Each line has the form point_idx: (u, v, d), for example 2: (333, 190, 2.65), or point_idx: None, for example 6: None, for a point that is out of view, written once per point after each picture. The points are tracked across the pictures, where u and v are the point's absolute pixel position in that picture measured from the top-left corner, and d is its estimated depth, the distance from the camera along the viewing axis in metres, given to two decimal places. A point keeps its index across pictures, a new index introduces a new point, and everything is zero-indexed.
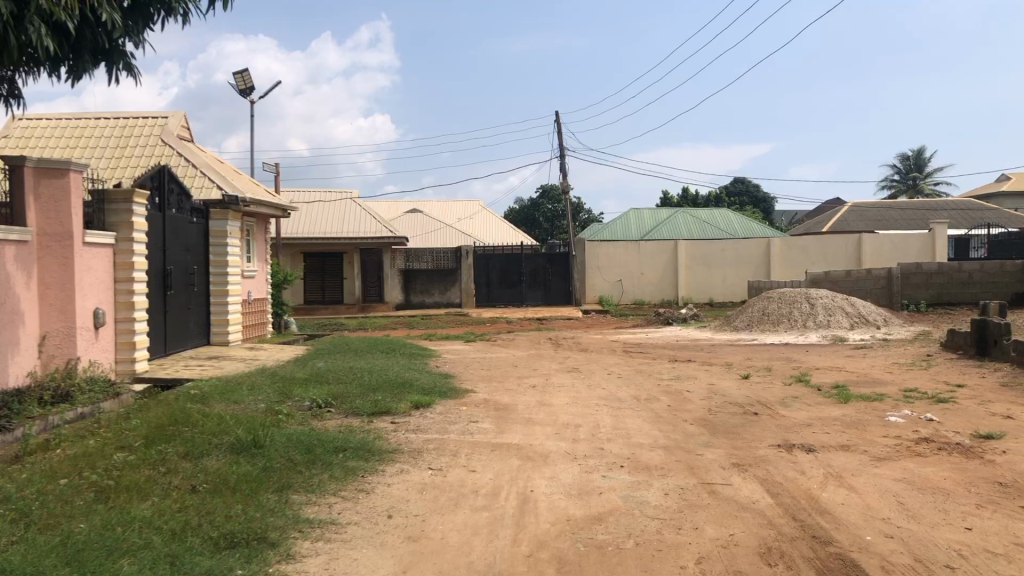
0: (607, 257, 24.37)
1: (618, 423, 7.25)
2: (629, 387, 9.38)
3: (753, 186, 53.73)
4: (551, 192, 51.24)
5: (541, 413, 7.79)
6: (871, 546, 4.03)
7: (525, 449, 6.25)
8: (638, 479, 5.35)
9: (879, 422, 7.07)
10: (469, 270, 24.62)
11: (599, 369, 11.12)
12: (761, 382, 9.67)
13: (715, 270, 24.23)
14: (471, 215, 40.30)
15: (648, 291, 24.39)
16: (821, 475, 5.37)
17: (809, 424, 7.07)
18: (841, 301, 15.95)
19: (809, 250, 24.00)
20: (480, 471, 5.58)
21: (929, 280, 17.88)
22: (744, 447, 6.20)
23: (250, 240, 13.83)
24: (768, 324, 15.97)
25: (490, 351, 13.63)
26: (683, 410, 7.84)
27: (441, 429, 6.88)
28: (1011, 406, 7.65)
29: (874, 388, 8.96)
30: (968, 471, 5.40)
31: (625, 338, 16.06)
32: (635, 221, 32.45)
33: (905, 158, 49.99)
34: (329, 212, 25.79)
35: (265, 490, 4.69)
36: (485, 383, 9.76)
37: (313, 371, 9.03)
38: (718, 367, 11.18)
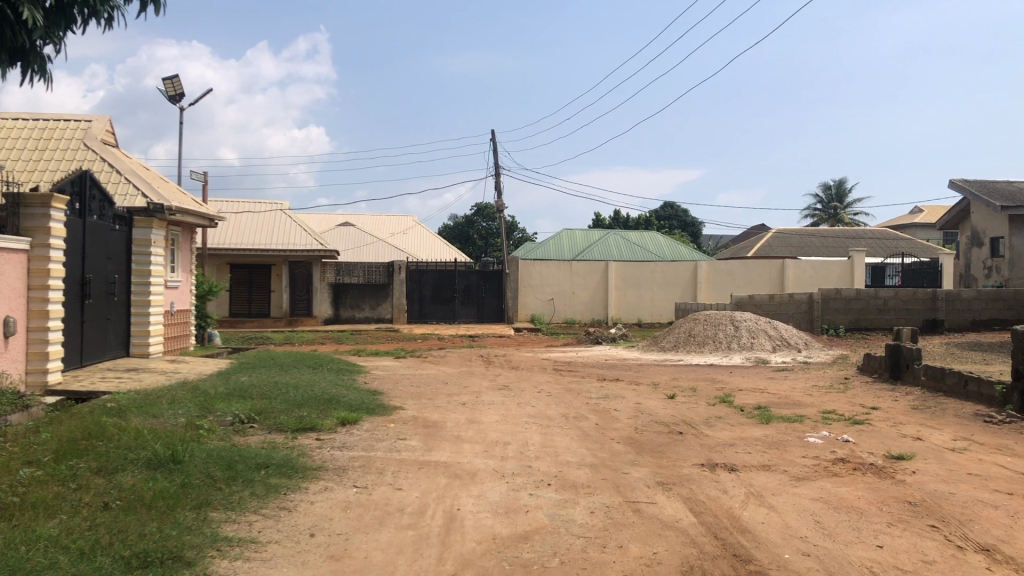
0: (540, 276, 24.45)
1: (547, 441, 7.28)
2: (559, 405, 9.44)
3: (683, 211, 54.94)
4: (486, 209, 51.40)
5: (470, 431, 7.75)
6: (789, 564, 4.13)
7: (453, 467, 6.21)
8: (564, 497, 5.37)
9: (798, 443, 7.27)
10: (401, 285, 24.42)
11: (529, 388, 11.15)
12: (686, 402, 9.85)
13: (644, 290, 24.65)
14: (405, 230, 40.09)
15: (580, 311, 24.59)
16: (742, 494, 5.48)
17: (732, 444, 7.23)
18: (764, 325, 16.40)
19: (735, 273, 24.63)
20: (405, 489, 5.52)
21: (848, 306, 18.47)
22: (669, 466, 6.30)
23: (174, 250, 13.45)
24: (694, 345, 16.29)
25: (420, 368, 13.54)
26: (610, 429, 7.93)
27: (367, 446, 6.79)
28: (921, 428, 7.97)
29: (794, 410, 9.21)
30: (880, 491, 5.60)
31: (555, 357, 16.16)
32: (567, 241, 32.72)
33: (827, 188, 51.85)
34: (258, 223, 25.29)
35: (182, 507, 4.54)
36: (414, 400, 9.68)
37: (237, 386, 8.80)
38: (645, 387, 11.31)
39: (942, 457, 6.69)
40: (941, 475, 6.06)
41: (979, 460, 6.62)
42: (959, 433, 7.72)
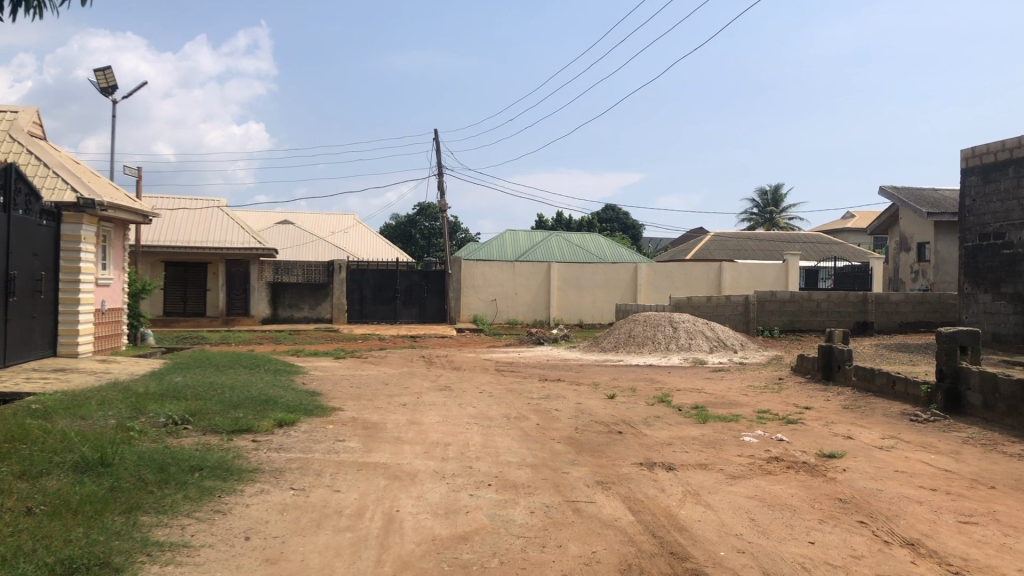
0: (483, 276, 24.45)
1: (487, 441, 7.28)
2: (500, 406, 9.44)
3: (624, 214, 55.57)
4: (428, 209, 51.18)
5: (410, 432, 7.70)
6: (724, 562, 4.20)
7: (393, 468, 6.16)
8: (505, 497, 5.37)
9: (734, 442, 7.41)
10: (341, 285, 24.15)
11: (471, 388, 11.12)
12: (626, 402, 9.96)
13: (586, 291, 24.86)
14: (346, 228, 39.65)
15: (523, 312, 24.65)
16: (679, 493, 5.56)
17: (670, 443, 7.34)
18: (702, 326, 16.69)
19: (673, 275, 25.01)
20: (344, 491, 5.45)
21: (783, 308, 18.91)
22: (608, 466, 6.36)
23: (105, 247, 13.04)
24: (634, 346, 16.49)
25: (360, 368, 13.41)
26: (551, 429, 7.96)
27: (305, 448, 6.68)
28: (852, 427, 8.20)
29: (731, 409, 9.39)
30: (812, 488, 5.74)
31: (497, 357, 16.15)
32: (510, 242, 32.77)
33: (763, 193, 53.03)
34: (194, 221, 24.71)
35: (110, 511, 4.40)
36: (354, 401, 9.56)
37: (170, 386, 8.58)
38: (586, 387, 11.40)
39: (870, 455, 6.90)
40: (869, 473, 6.25)
41: (906, 457, 6.84)
42: (887, 432, 7.97)
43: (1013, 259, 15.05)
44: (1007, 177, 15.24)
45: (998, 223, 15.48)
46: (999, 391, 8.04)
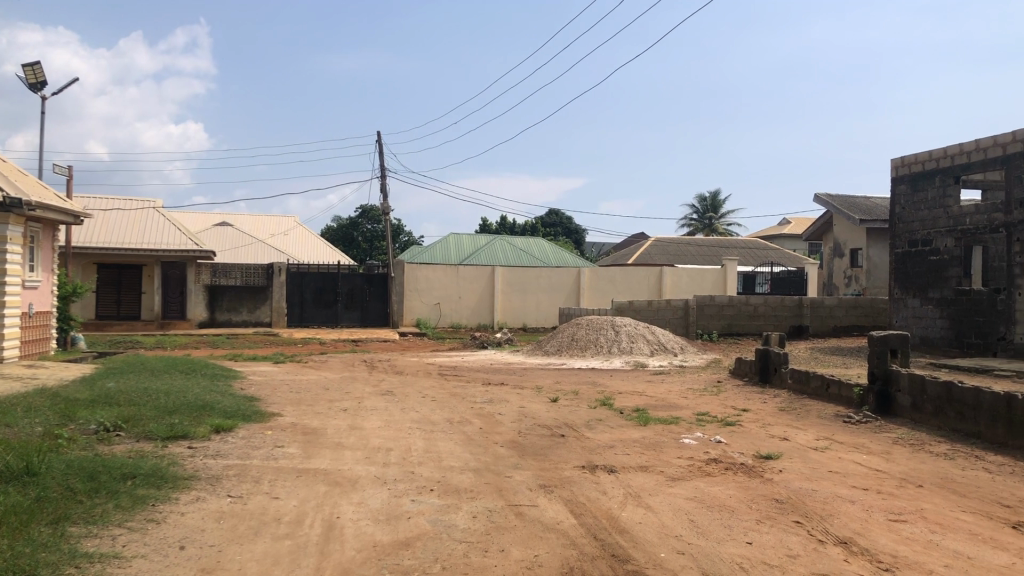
0: (426, 280, 24.33)
1: (430, 446, 7.23)
2: (443, 410, 9.40)
3: (567, 218, 56.00)
4: (370, 211, 50.79)
5: (352, 437, 7.61)
6: (664, 563, 4.25)
7: (333, 474, 6.08)
8: (447, 502, 5.34)
9: (674, 444, 7.51)
10: (281, 288, 23.65)
11: (413, 393, 11.04)
12: (568, 405, 10.02)
13: (530, 295, 24.96)
14: (286, 230, 39.09)
15: (466, 315, 24.61)
16: (621, 495, 5.61)
17: (612, 446, 7.40)
18: (643, 330, 16.90)
19: (616, 280, 25.32)
20: (283, 498, 5.35)
21: (721, 312, 19.24)
22: (551, 469, 6.38)
23: (34, 249, 12.60)
24: (577, 349, 16.60)
25: (300, 373, 13.20)
26: (494, 433, 7.95)
27: (243, 455, 6.54)
28: (787, 429, 8.38)
29: (671, 412, 9.52)
30: (750, 489, 5.84)
31: (440, 361, 16.09)
32: (453, 245, 32.66)
33: (702, 199, 53.98)
34: (128, 222, 24.03)
35: (36, 522, 4.24)
36: (294, 406, 9.41)
37: (102, 392, 8.31)
38: (529, 390, 11.43)
39: (805, 456, 7.06)
40: (805, 473, 6.40)
41: (840, 458, 7.01)
42: (821, 433, 8.18)
43: (939, 265, 15.60)
44: (935, 185, 15.79)
45: (925, 230, 16.02)
46: (927, 393, 8.31)
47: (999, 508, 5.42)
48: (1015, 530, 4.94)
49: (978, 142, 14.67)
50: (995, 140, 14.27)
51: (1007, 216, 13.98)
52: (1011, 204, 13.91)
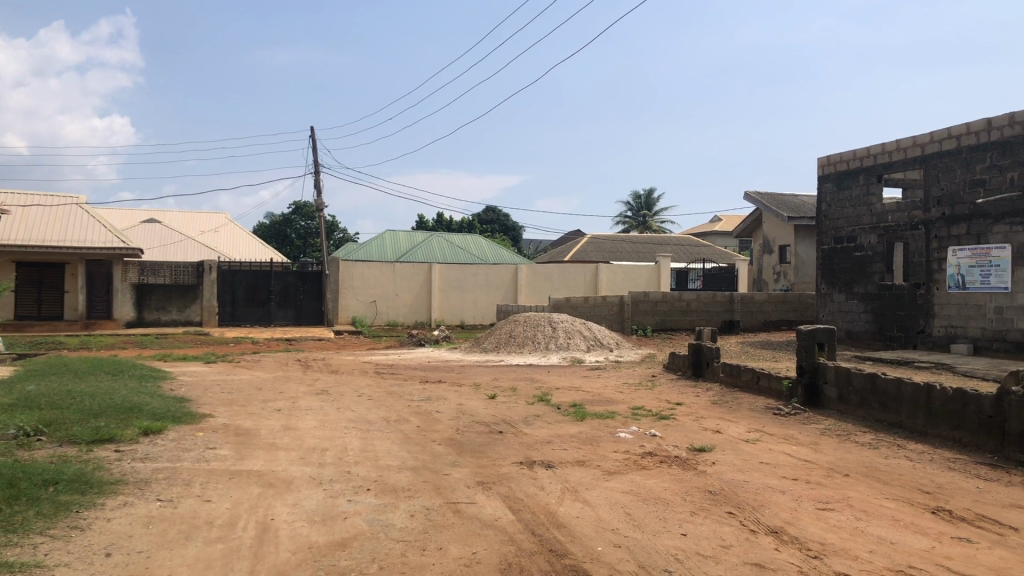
0: (362, 277, 24.07)
1: (366, 445, 7.15)
2: (380, 409, 9.32)
3: (503, 215, 56.10)
4: (304, 208, 50.03)
5: (285, 437, 7.48)
6: (601, 556, 4.29)
7: (267, 476, 5.96)
8: (384, 501, 5.30)
9: (610, 438, 7.59)
10: (212, 286, 23.16)
11: (349, 392, 10.92)
12: (505, 402, 10.04)
13: (467, 292, 24.94)
14: (217, 227, 38.19)
15: (402, 313, 24.43)
16: (559, 490, 5.65)
17: (549, 441, 7.44)
18: (579, 326, 17.05)
19: (552, 277, 25.46)
20: (215, 501, 5.23)
21: (655, 308, 19.50)
22: (489, 466, 6.38)
23: None
24: (514, 346, 16.64)
25: (232, 373, 12.92)
26: (431, 431, 7.91)
27: (173, 457, 6.38)
28: (720, 422, 8.56)
29: (606, 407, 9.62)
30: (684, 481, 5.95)
31: (376, 359, 15.95)
32: (389, 242, 32.39)
33: (636, 196, 54.68)
34: (50, 218, 23.14)
35: None
36: (225, 407, 9.19)
37: (22, 395, 7.99)
38: (467, 387, 11.41)
39: (737, 448, 7.22)
40: (737, 465, 6.54)
41: (770, 450, 7.19)
42: (752, 426, 8.37)
43: (863, 261, 16.13)
44: (859, 184, 16.32)
45: (850, 227, 16.55)
46: (853, 385, 8.59)
47: (919, 494, 5.64)
48: (934, 515, 5.14)
49: (898, 142, 15.21)
50: (914, 140, 14.81)
51: (925, 213, 14.54)
52: (929, 202, 14.48)
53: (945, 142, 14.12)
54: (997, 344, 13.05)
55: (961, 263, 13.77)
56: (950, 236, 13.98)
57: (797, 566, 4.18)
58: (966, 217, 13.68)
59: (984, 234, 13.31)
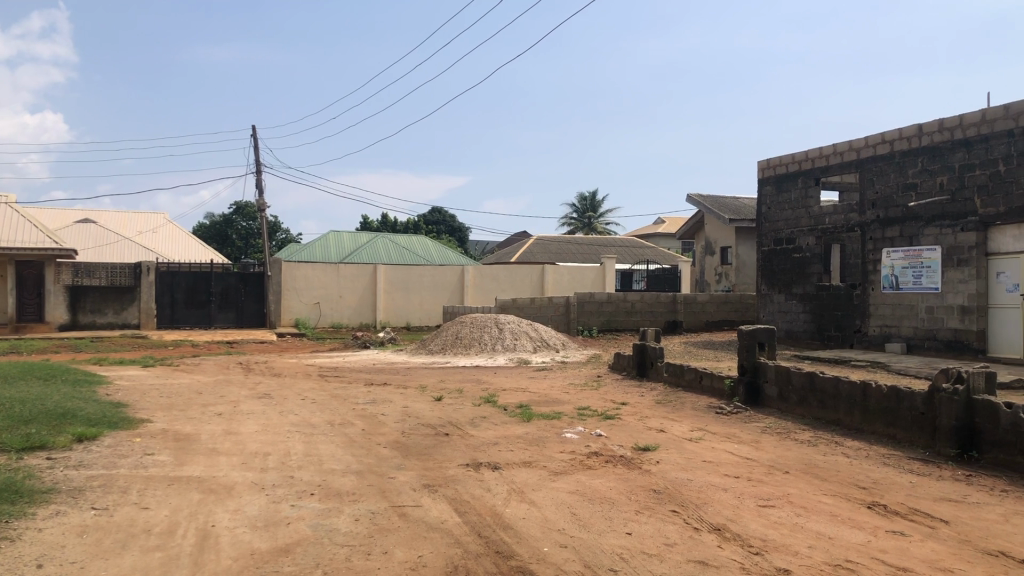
0: (305, 278, 23.75)
1: (310, 449, 7.04)
2: (324, 412, 9.19)
3: (449, 217, 55.92)
4: (246, 208, 49.25)
5: (227, 442, 7.34)
6: (548, 557, 4.30)
7: (207, 481, 5.83)
8: (328, 506, 5.23)
9: (556, 439, 7.63)
10: (150, 288, 22.58)
11: (292, 395, 10.76)
12: (451, 403, 10.00)
13: (413, 293, 24.80)
14: (155, 227, 37.26)
15: (347, 314, 24.17)
16: (505, 492, 5.64)
17: (496, 443, 7.44)
18: (526, 327, 17.10)
19: (499, 278, 25.48)
20: (152, 508, 5.09)
21: (600, 309, 19.68)
22: (435, 468, 6.34)
23: None
24: (460, 347, 16.60)
25: (171, 377, 12.61)
26: (377, 433, 7.84)
27: (108, 464, 6.19)
28: (664, 421, 8.67)
29: (552, 408, 9.66)
30: (629, 481, 6.01)
31: (320, 362, 15.76)
32: (333, 243, 32.03)
33: (581, 199, 55.05)
34: None
35: None
36: (164, 412, 8.95)
37: None
38: (413, 390, 11.34)
39: (681, 447, 7.31)
40: (680, 464, 6.62)
41: (713, 448, 7.30)
42: (695, 425, 8.50)
43: (802, 263, 16.51)
44: (797, 187, 16.69)
45: (790, 229, 16.92)
46: (793, 383, 8.78)
47: (856, 490, 5.79)
48: (870, 510, 5.28)
49: (835, 146, 15.60)
50: (850, 145, 15.22)
51: (861, 216, 14.93)
52: (865, 205, 14.88)
53: (880, 146, 14.52)
54: (929, 343, 13.48)
55: (895, 264, 14.18)
56: (884, 237, 14.39)
57: (739, 563, 4.24)
58: (899, 219, 14.10)
59: (916, 237, 13.74)
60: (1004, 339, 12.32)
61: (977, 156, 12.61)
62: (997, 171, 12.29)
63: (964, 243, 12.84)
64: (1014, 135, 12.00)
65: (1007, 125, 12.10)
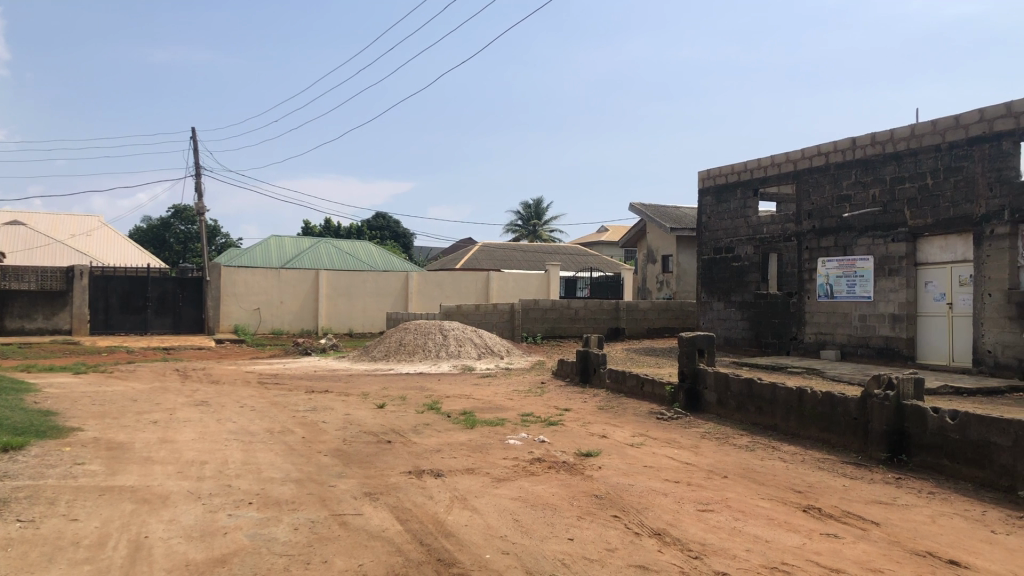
0: (245, 283, 23.33)
1: (248, 457, 6.92)
2: (263, 420, 9.02)
3: (394, 222, 55.60)
4: (184, 212, 48.24)
5: (162, 451, 7.16)
6: (490, 564, 4.30)
7: (141, 491, 5.67)
8: (266, 515, 5.14)
9: (499, 445, 7.63)
10: (83, 293, 21.89)
11: (231, 402, 10.54)
12: (394, 411, 9.93)
13: (355, 299, 24.58)
14: (88, 230, 36.18)
15: (288, 320, 23.81)
16: (447, 499, 5.62)
17: (438, 450, 7.40)
18: (470, 333, 17.10)
19: (443, 284, 25.39)
20: (83, 519, 4.93)
21: (544, 315, 19.78)
22: (376, 476, 6.28)
23: None
24: (404, 354, 16.49)
25: (104, 384, 12.22)
26: (317, 441, 7.73)
27: (36, 475, 5.97)
28: (606, 427, 8.75)
29: (496, 414, 9.66)
30: (571, 486, 6.04)
31: (260, 369, 15.48)
32: (275, 248, 31.56)
33: (527, 206, 55.26)
34: None
35: None
36: (95, 420, 8.68)
37: None
38: (355, 397, 11.22)
39: (623, 452, 7.39)
40: (622, 469, 6.69)
41: (654, 453, 7.39)
42: (636, 430, 8.59)
43: (740, 271, 16.84)
44: (736, 198, 17.04)
45: (729, 238, 17.26)
46: (731, 390, 8.95)
47: (792, 493, 5.93)
48: (805, 514, 5.40)
49: (773, 158, 15.98)
50: (787, 156, 15.61)
51: (798, 226, 15.31)
52: (801, 216, 15.26)
53: (815, 158, 14.93)
54: (862, 350, 13.89)
55: (830, 274, 14.57)
56: (819, 247, 14.78)
57: (679, 568, 4.29)
58: (833, 229, 14.51)
59: (850, 246, 14.14)
60: (933, 346, 12.75)
61: (907, 169, 13.05)
62: (925, 184, 12.73)
63: (894, 253, 13.25)
64: (942, 150, 12.44)
65: (935, 140, 12.55)
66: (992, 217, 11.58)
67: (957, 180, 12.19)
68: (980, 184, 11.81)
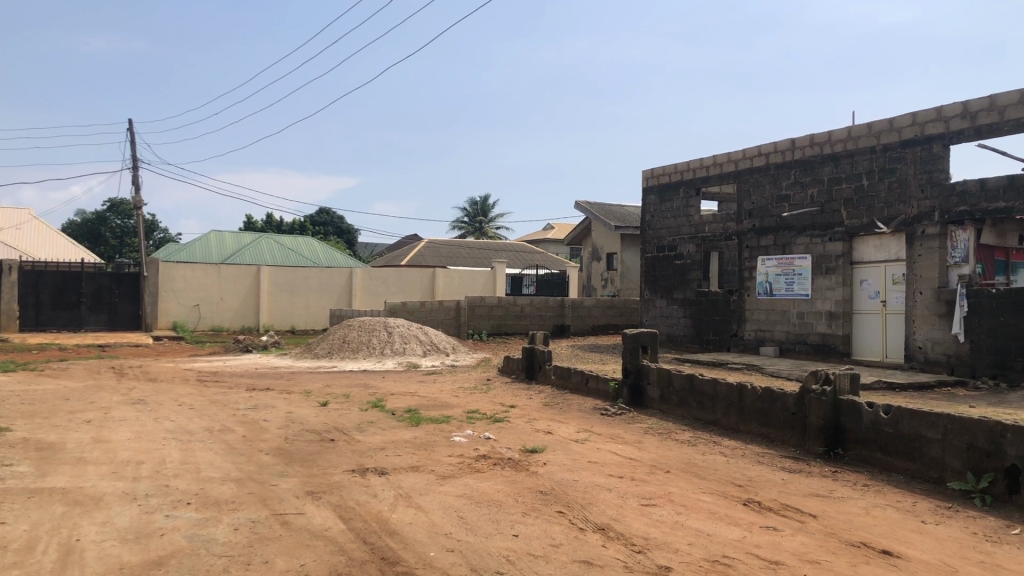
0: (184, 280, 22.84)
1: (186, 457, 6.75)
2: (202, 419, 8.82)
3: (338, 218, 55.00)
4: (120, 205, 46.92)
5: (96, 451, 6.94)
6: (434, 562, 4.27)
7: (73, 493, 5.48)
8: (205, 516, 5.02)
9: (445, 443, 7.60)
10: (11, 288, 21.11)
11: (168, 401, 10.28)
12: (337, 408, 9.81)
13: (298, 296, 24.20)
14: (18, 224, 34.88)
15: (228, 318, 23.35)
16: (391, 497, 5.57)
17: (382, 448, 7.33)
18: (415, 330, 16.99)
19: (388, 280, 25.21)
20: (10, 523, 4.75)
21: (490, 312, 19.78)
22: (319, 475, 6.20)
23: None
24: (348, 351, 16.31)
25: (36, 383, 11.79)
26: (258, 440, 7.59)
27: None
28: (551, 423, 8.78)
29: (441, 411, 9.62)
30: (516, 483, 6.05)
31: (200, 366, 15.14)
32: (215, 243, 30.92)
33: (473, 203, 55.20)
34: None
35: None
36: (24, 420, 8.37)
37: None
38: (298, 395, 11.04)
39: (567, 448, 7.43)
40: (566, 465, 6.72)
41: (598, 449, 7.44)
42: (581, 426, 8.64)
43: (682, 269, 17.07)
44: (679, 197, 17.27)
45: (672, 236, 17.49)
46: (673, 385, 9.06)
47: (733, 487, 6.03)
48: (746, 507, 5.50)
49: (714, 158, 16.21)
50: (728, 156, 15.86)
51: (738, 225, 15.58)
52: (741, 215, 15.53)
53: (756, 159, 15.21)
54: (800, 346, 14.21)
55: (769, 272, 14.88)
56: (759, 246, 15.08)
57: (623, 562, 4.32)
58: (773, 228, 14.82)
59: (789, 245, 14.45)
60: (867, 343, 13.13)
61: (844, 170, 13.39)
62: (861, 185, 13.09)
63: (831, 252, 13.59)
64: (877, 151, 12.80)
65: (870, 142, 12.90)
66: (923, 217, 11.95)
67: (891, 181, 12.57)
68: (912, 186, 12.19)
